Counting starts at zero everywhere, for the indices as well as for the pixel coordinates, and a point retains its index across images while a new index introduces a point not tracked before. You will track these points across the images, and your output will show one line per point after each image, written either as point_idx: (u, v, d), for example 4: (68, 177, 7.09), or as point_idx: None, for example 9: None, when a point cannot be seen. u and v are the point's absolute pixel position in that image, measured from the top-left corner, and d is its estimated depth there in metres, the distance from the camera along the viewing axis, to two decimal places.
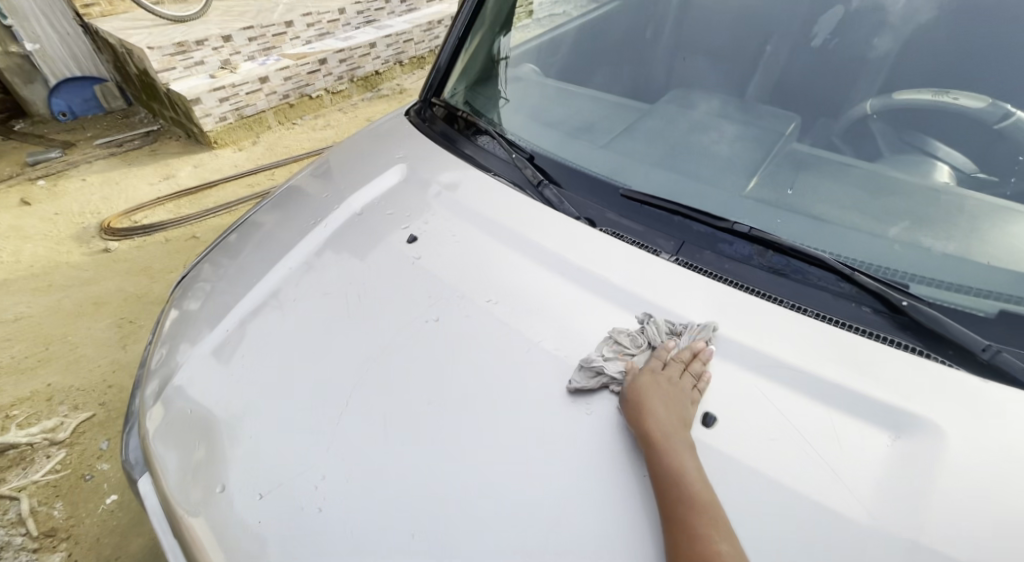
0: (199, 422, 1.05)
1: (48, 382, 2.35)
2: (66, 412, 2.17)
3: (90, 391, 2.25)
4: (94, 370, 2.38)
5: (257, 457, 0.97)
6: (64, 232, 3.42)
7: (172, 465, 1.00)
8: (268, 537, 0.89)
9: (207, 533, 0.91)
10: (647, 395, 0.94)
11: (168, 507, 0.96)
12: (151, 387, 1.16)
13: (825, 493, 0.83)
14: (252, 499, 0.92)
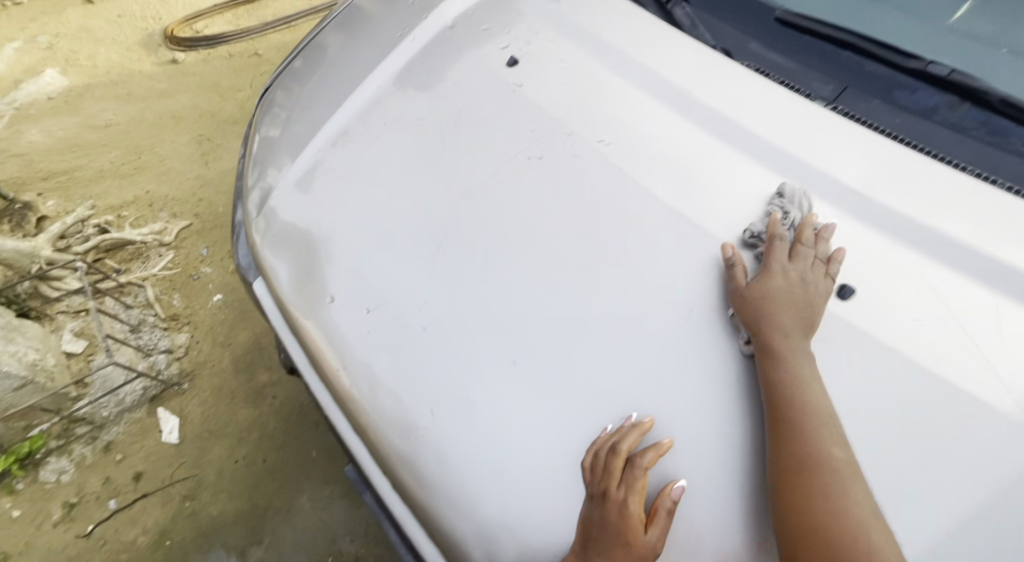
0: (303, 239, 1.18)
1: (146, 190, 2.62)
2: (168, 219, 2.47)
3: (185, 202, 2.52)
4: (184, 183, 2.62)
5: (363, 277, 1.10)
6: (132, 38, 3.48)
7: (284, 274, 1.16)
8: (377, 343, 1.04)
9: (320, 336, 1.08)
10: (775, 305, 0.94)
11: (285, 308, 1.15)
12: (253, 201, 1.30)
13: (976, 377, 0.87)
14: (357, 309, 1.08)
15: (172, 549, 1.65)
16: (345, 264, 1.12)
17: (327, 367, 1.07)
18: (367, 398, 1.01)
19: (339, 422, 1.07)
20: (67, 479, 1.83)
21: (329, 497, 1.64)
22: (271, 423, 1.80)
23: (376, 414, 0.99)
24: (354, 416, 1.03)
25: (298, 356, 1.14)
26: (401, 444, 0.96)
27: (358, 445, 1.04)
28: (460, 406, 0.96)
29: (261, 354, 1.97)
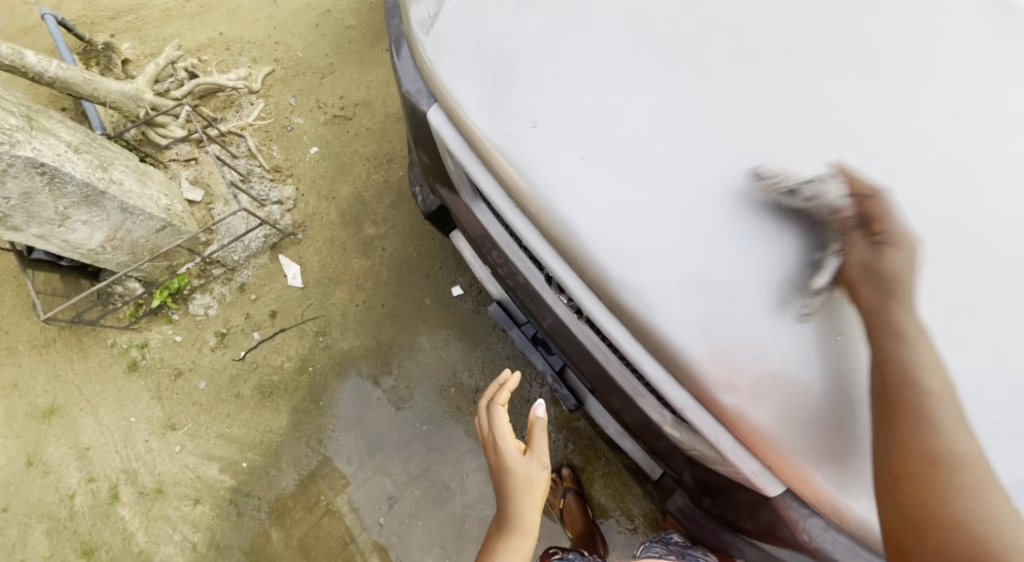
0: (493, 60, 1.06)
1: (219, 31, 2.53)
2: (249, 65, 2.44)
3: (262, 46, 2.47)
4: (256, 23, 2.52)
5: (570, 100, 1.00)
6: None
7: (471, 97, 1.05)
8: (592, 170, 0.96)
9: (519, 163, 1.00)
10: (860, 287, 0.87)
11: (470, 136, 1.06)
12: (419, 21, 1.17)
13: None
14: (567, 133, 0.98)
15: (316, 374, 1.98)
16: (550, 84, 1.01)
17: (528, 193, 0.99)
18: (582, 228, 0.94)
19: (542, 251, 1.00)
20: (214, 313, 2.12)
21: (445, 339, 1.92)
22: (384, 272, 2.03)
23: (593, 243, 0.94)
24: (560, 245, 0.97)
25: (486, 185, 1.06)
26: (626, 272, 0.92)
27: (567, 274, 0.98)
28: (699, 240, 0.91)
29: (365, 208, 2.12)
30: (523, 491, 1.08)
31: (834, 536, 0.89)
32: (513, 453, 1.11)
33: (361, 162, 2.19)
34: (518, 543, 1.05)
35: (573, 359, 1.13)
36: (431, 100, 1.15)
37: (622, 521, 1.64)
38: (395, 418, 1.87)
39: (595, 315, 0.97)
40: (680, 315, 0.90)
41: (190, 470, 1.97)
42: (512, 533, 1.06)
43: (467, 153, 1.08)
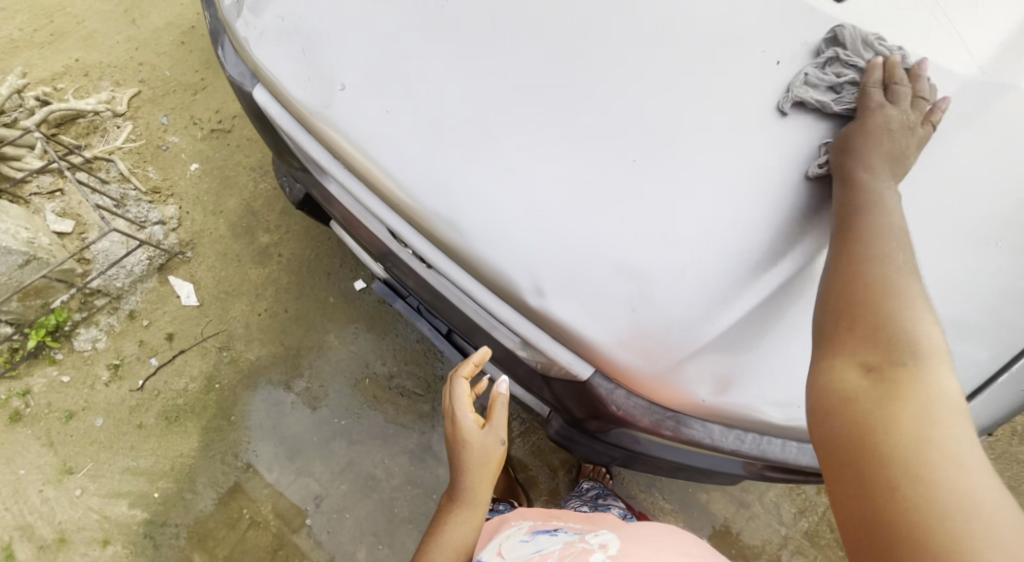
0: (298, 34, 1.11)
1: (74, 57, 2.40)
2: (111, 88, 2.34)
3: (124, 68, 2.37)
4: (116, 46, 2.42)
5: (372, 60, 1.06)
6: None
7: (286, 72, 1.10)
8: (396, 121, 1.02)
9: (331, 125, 1.06)
10: (871, 135, 0.92)
11: (294, 109, 1.11)
12: (231, 5, 1.21)
13: (951, 53, 1.01)
14: (373, 90, 1.04)
15: (223, 390, 1.93)
16: (354, 47, 1.07)
17: (350, 154, 1.04)
18: (389, 174, 1.01)
19: (371, 203, 1.06)
20: (103, 346, 2.01)
21: (354, 333, 1.94)
22: (284, 277, 2.02)
23: (403, 189, 1.00)
24: (381, 194, 1.03)
25: (320, 157, 1.11)
26: (429, 206, 0.98)
27: (395, 220, 1.04)
28: (487, 164, 0.97)
29: (256, 218, 2.11)
30: (479, 466, 1.07)
31: (659, 414, 0.98)
32: (471, 427, 1.07)
33: (247, 173, 2.17)
34: (469, 516, 1.07)
35: (444, 307, 1.18)
36: (255, 80, 1.19)
37: (543, 473, 1.73)
38: (312, 419, 1.87)
39: (434, 261, 1.01)
40: (492, 237, 0.95)
41: (95, 513, 1.85)
42: (462, 507, 1.07)
43: (298, 127, 1.13)
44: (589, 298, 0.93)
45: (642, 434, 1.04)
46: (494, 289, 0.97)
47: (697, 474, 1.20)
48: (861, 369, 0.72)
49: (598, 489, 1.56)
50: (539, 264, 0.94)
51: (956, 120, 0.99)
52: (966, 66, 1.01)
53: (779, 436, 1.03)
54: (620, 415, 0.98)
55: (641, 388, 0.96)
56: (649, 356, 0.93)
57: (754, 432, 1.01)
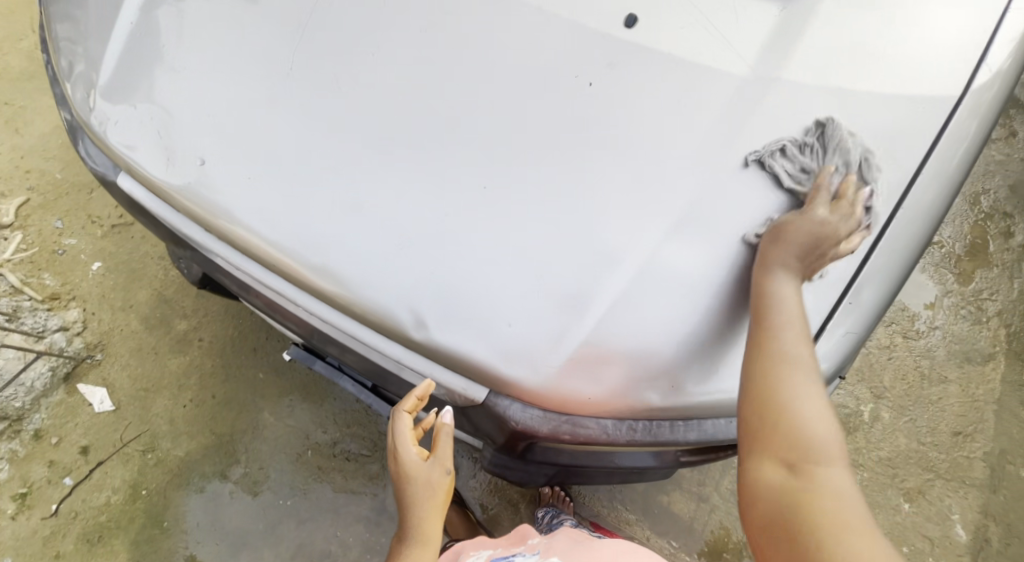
0: (152, 117, 1.12)
1: None
2: None
3: (9, 177, 2.24)
4: None
5: (227, 132, 1.08)
6: None
7: (144, 157, 1.11)
8: (261, 185, 1.04)
9: (200, 200, 1.08)
10: (790, 242, 0.96)
11: (162, 193, 1.11)
12: (80, 96, 1.19)
13: (721, 56, 1.05)
14: (232, 162, 1.06)
15: (151, 496, 1.77)
16: (209, 121, 1.09)
17: (225, 228, 1.06)
18: (262, 235, 1.03)
19: (253, 270, 1.07)
20: (7, 475, 1.80)
21: (289, 406, 1.86)
22: (206, 362, 1.92)
23: (282, 253, 1.03)
24: (260, 257, 1.05)
25: (198, 236, 1.11)
26: (304, 262, 1.02)
27: (280, 283, 1.06)
28: (351, 210, 1.01)
29: (170, 306, 2.01)
30: (424, 501, 0.99)
31: (555, 421, 0.97)
32: (415, 461, 1.00)
33: (156, 261, 2.08)
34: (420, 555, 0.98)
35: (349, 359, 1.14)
36: (117, 168, 1.17)
37: (505, 509, 1.71)
38: (254, 506, 1.75)
39: (329, 319, 1.04)
40: (371, 279, 0.99)
41: None
42: (411, 545, 0.99)
43: (167, 209, 1.13)
44: (466, 326, 0.96)
45: (552, 444, 1.03)
46: (381, 330, 1.01)
47: (633, 474, 1.21)
48: (782, 468, 0.80)
49: (553, 512, 1.59)
50: (417, 296, 0.98)
51: (748, 112, 1.04)
52: (736, 66, 1.04)
53: (669, 418, 1.01)
54: (519, 429, 0.97)
55: (532, 397, 0.96)
56: (530, 364, 0.95)
57: (644, 419, 1.00)
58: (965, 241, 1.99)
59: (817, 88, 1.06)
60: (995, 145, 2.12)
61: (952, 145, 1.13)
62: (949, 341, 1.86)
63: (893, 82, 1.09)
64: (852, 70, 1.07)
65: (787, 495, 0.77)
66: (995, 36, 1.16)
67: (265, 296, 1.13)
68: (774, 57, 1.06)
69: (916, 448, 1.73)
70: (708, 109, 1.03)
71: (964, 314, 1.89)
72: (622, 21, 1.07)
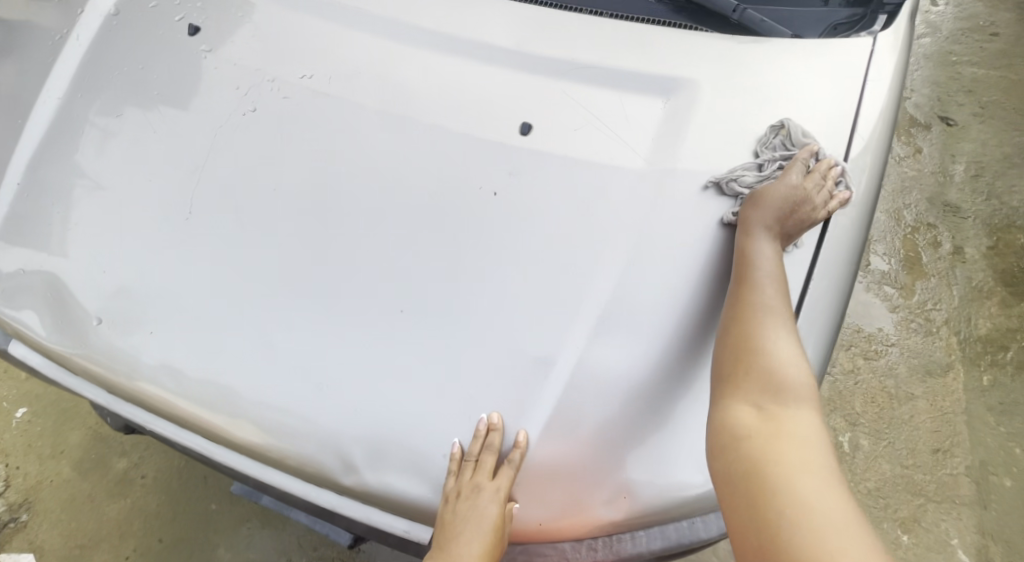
0: (42, 278, 1.05)
1: None
2: None
3: None
4: None
5: (126, 285, 1.01)
6: None
7: (38, 321, 1.03)
8: (164, 337, 0.98)
9: (100, 360, 0.99)
10: (771, 200, 1.00)
11: (58, 358, 1.02)
12: None
13: (613, 152, 1.07)
14: (137, 315, 0.99)
15: None
16: (111, 274, 1.03)
17: (133, 387, 0.97)
18: (173, 390, 0.96)
19: (165, 427, 0.98)
20: None
21: (248, 535, 1.70)
22: (151, 502, 1.75)
23: (193, 408, 0.95)
24: (172, 414, 0.96)
25: (103, 399, 1.00)
26: (218, 413, 0.94)
27: (195, 438, 0.96)
28: (262, 352, 0.95)
29: (106, 443, 1.83)
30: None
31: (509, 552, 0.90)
32: (490, 521, 0.86)
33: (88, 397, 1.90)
34: None
35: (291, 503, 1.00)
36: (8, 335, 1.07)
37: None
38: None
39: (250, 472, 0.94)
40: (285, 427, 0.91)
41: None
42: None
43: (66, 372, 1.02)
44: (393, 463, 0.90)
45: None
46: (303, 476, 0.92)
47: None
48: (755, 411, 0.85)
49: None
50: (340, 434, 0.90)
51: (649, 199, 1.03)
52: (629, 161, 1.06)
53: (642, 525, 0.89)
54: None
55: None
56: None
57: (603, 534, 0.88)
58: (899, 256, 2.06)
59: (714, 169, 1.06)
60: (904, 162, 2.26)
61: (856, 177, 1.10)
62: (907, 357, 1.88)
63: (791, 152, 1.08)
64: (746, 145, 1.09)
65: (758, 430, 0.83)
66: (869, 65, 1.18)
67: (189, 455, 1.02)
68: (666, 144, 1.08)
69: (899, 473, 1.71)
70: (610, 201, 1.03)
71: (914, 326, 1.94)
72: (516, 130, 1.10)
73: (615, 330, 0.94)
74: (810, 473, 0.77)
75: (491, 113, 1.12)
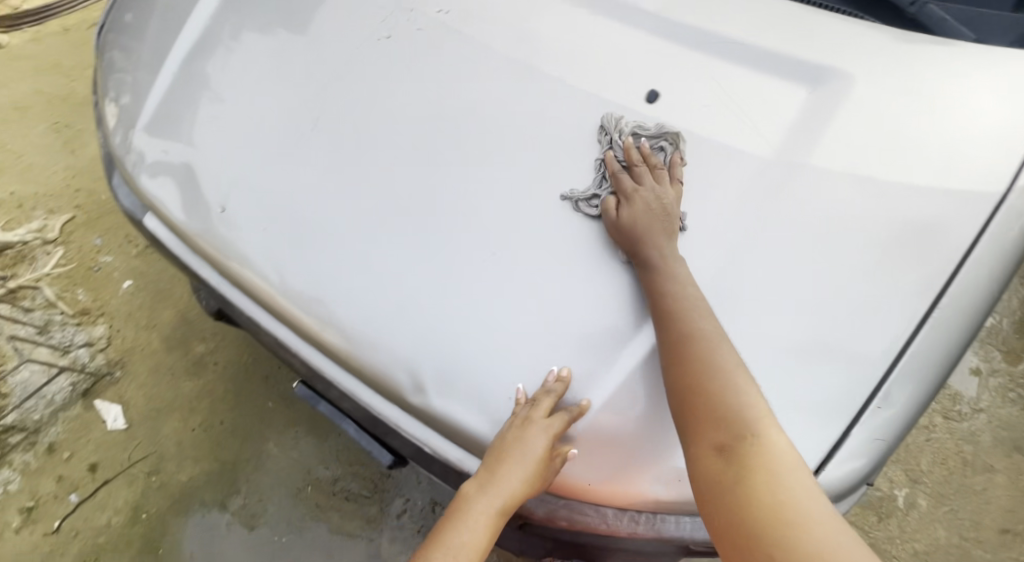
0: (182, 161, 1.14)
1: (10, 191, 2.34)
2: (45, 217, 2.28)
3: (60, 195, 2.32)
4: (54, 175, 2.37)
5: (250, 182, 1.09)
6: None
7: (172, 200, 1.12)
8: (274, 236, 1.04)
9: (216, 243, 1.07)
10: (633, 219, 0.99)
11: (183, 236, 1.10)
12: (118, 137, 1.21)
13: (740, 136, 1.06)
14: (254, 211, 1.06)
15: (151, 518, 1.76)
16: (238, 170, 1.10)
17: (240, 275, 1.04)
18: (273, 285, 1.02)
19: (262, 316, 1.05)
20: (18, 486, 1.82)
21: (294, 438, 1.83)
22: (218, 387, 1.92)
23: (289, 303, 1.01)
24: (272, 307, 1.02)
25: (213, 280, 1.09)
26: (309, 313, 0.99)
27: (285, 331, 1.03)
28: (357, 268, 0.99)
29: (190, 328, 2.03)
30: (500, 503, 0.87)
31: (552, 503, 0.92)
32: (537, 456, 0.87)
33: (181, 284, 2.11)
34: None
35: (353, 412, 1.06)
36: (145, 209, 1.17)
37: None
38: (249, 541, 1.71)
39: (329, 372, 1.00)
40: (373, 339, 0.96)
41: None
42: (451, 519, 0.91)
43: (187, 251, 1.11)
44: (463, 393, 0.92)
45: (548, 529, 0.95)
46: (376, 388, 0.96)
47: None
48: (717, 450, 0.80)
49: None
50: (418, 357, 0.93)
51: (766, 190, 1.02)
52: (755, 147, 1.05)
53: (686, 511, 0.89)
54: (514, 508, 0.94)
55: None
56: None
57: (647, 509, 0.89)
58: (1014, 316, 1.87)
59: (842, 171, 1.03)
60: None
61: (1008, 220, 1.03)
62: (995, 427, 1.71)
63: (929, 172, 1.03)
64: (881, 153, 1.04)
65: (720, 477, 0.78)
66: None
67: (272, 349, 1.11)
68: (795, 138, 1.05)
69: (957, 544, 1.57)
70: (724, 185, 1.03)
71: (1012, 397, 1.75)
72: (643, 96, 1.11)
73: None
74: (781, 518, 0.70)
75: (622, 78, 1.12)
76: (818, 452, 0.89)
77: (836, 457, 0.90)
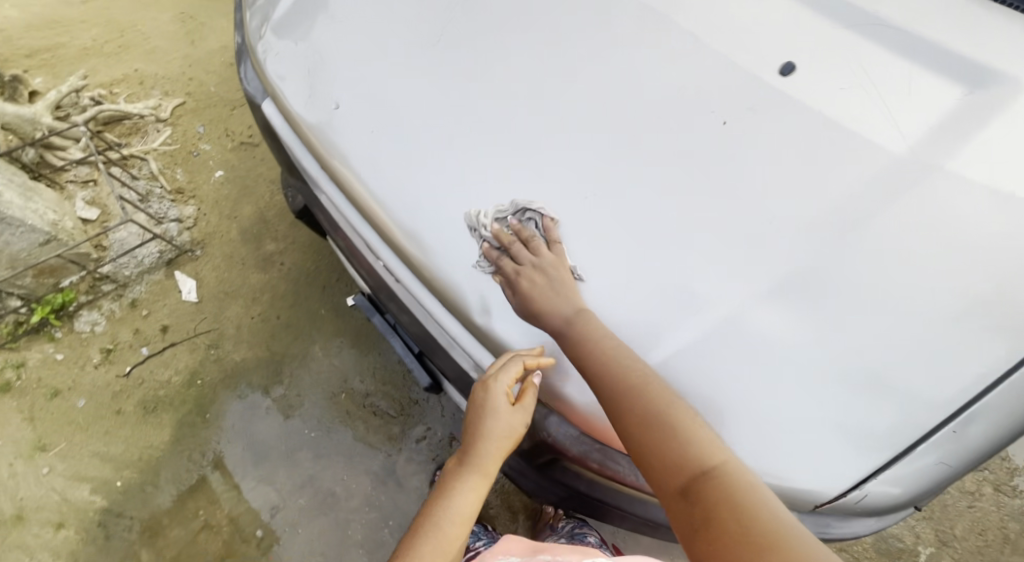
0: (307, 53, 1.18)
1: (135, 68, 2.52)
2: (161, 97, 2.45)
3: (175, 80, 2.49)
4: (174, 62, 2.54)
5: (362, 86, 1.11)
6: None
7: (291, 89, 1.17)
8: (376, 140, 1.07)
9: (322, 137, 1.12)
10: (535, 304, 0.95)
11: (295, 124, 1.17)
12: (255, 23, 1.29)
13: (878, 126, 0.94)
14: (360, 116, 1.09)
15: (204, 386, 1.95)
16: (352, 74, 1.12)
17: (340, 171, 1.10)
18: (368, 186, 1.06)
19: (350, 214, 1.14)
20: (101, 329, 2.05)
21: (337, 347, 1.96)
22: (281, 285, 2.07)
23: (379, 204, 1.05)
24: (363, 208, 1.08)
25: (314, 171, 1.18)
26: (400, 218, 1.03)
27: (369, 232, 1.11)
28: (450, 188, 1.01)
29: (266, 227, 2.17)
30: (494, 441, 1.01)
31: (586, 445, 0.97)
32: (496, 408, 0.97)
33: (265, 184, 2.25)
34: (473, 485, 1.04)
35: (406, 320, 1.19)
36: (266, 95, 1.27)
37: (504, 514, 1.73)
38: (282, 427, 1.88)
39: (403, 278, 1.08)
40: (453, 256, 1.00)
41: (56, 493, 1.83)
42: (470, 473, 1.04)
43: (296, 141, 1.20)
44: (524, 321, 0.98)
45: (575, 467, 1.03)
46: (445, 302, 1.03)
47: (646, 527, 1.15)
48: (680, 493, 0.83)
49: (574, 522, 1.56)
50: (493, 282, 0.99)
51: (893, 190, 0.91)
52: (892, 141, 0.93)
53: None
54: (550, 442, 0.99)
55: (574, 416, 0.97)
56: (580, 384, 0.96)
57: None
58: None
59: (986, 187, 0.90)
60: None
61: None
62: None
63: None
64: None
65: (687, 520, 0.82)
66: None
67: (350, 247, 1.24)
68: (942, 138, 0.93)
69: None
70: (849, 174, 0.92)
71: None
72: (778, 66, 1.00)
73: (785, 307, 0.89)
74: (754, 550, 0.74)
75: (759, 42, 1.02)
76: (861, 470, 0.89)
77: (878, 476, 0.90)
